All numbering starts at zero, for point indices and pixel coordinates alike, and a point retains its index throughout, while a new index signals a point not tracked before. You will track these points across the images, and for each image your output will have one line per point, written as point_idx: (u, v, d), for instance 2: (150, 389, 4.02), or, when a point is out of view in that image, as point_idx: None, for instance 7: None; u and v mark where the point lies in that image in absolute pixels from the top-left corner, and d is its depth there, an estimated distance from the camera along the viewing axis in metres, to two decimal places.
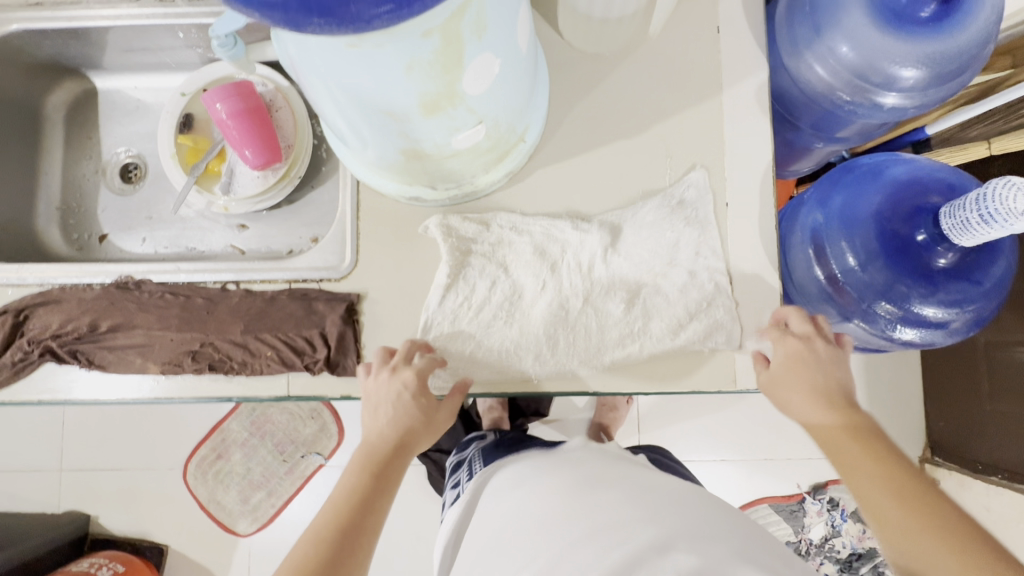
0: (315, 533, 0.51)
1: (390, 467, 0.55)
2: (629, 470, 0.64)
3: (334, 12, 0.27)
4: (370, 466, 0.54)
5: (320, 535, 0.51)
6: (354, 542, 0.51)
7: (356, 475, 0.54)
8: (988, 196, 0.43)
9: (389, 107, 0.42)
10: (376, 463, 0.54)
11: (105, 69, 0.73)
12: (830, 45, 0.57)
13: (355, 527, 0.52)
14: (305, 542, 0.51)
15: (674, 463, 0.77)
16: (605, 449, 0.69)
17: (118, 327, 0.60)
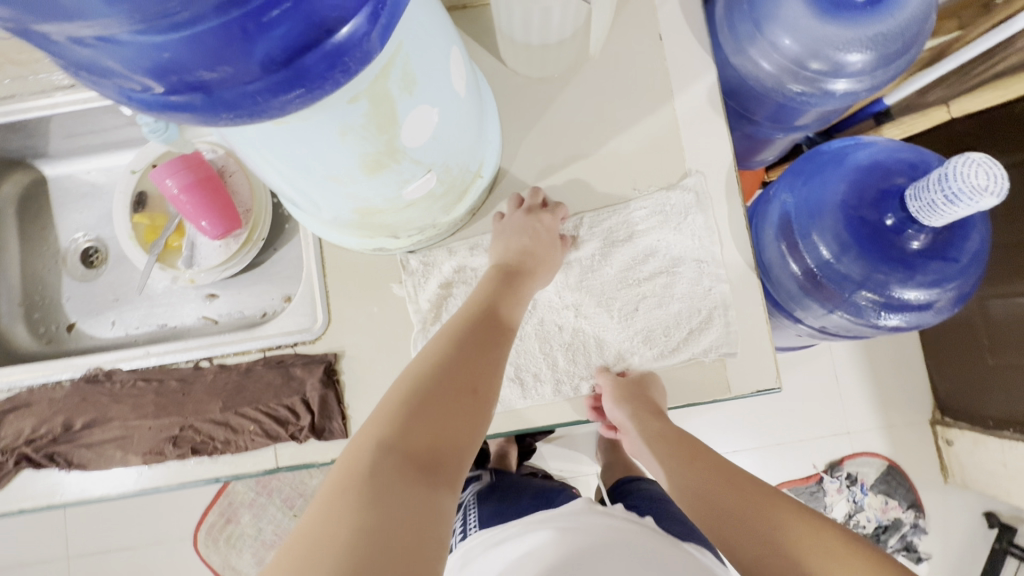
0: (412, 370, 0.44)
1: (498, 328, 0.50)
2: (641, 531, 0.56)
3: (242, 105, 0.25)
4: (475, 320, 0.50)
5: (423, 372, 0.44)
6: (473, 381, 0.44)
7: (459, 329, 0.49)
8: (950, 175, 0.42)
9: (333, 172, 0.40)
10: (482, 321, 0.50)
11: (52, 155, 0.72)
12: (773, 38, 0.57)
13: (472, 368, 0.45)
14: (400, 391, 0.42)
15: (681, 508, 0.75)
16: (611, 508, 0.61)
17: (93, 422, 0.58)
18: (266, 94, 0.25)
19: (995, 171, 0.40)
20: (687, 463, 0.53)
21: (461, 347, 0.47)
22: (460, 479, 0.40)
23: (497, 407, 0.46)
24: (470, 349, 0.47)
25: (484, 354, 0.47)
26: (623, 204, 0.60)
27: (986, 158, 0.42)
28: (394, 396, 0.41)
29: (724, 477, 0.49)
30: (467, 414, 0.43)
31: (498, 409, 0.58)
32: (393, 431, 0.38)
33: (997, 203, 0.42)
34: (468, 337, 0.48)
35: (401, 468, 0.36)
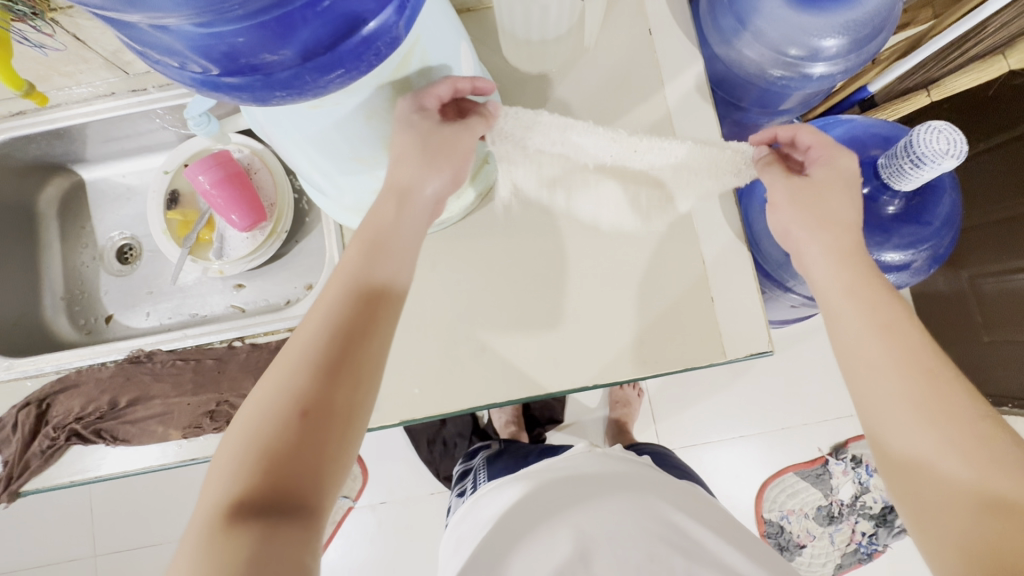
0: (269, 387, 0.41)
1: (363, 323, 0.44)
2: (625, 463, 0.66)
3: (293, 84, 0.30)
4: (328, 317, 0.44)
5: (277, 393, 0.41)
6: (308, 403, 0.40)
7: (317, 331, 0.43)
8: (915, 142, 0.47)
9: (358, 153, 0.46)
10: (346, 321, 0.44)
11: (90, 161, 0.78)
12: (754, 29, 0.62)
13: (313, 388, 0.41)
14: (243, 429, 0.40)
15: (677, 459, 0.78)
16: (609, 450, 0.69)
17: (137, 400, 0.63)
18: (314, 74, 0.30)
19: (954, 136, 0.45)
20: (914, 371, 0.41)
21: (312, 361, 0.42)
22: (324, 508, 0.39)
23: (365, 410, 0.42)
24: (328, 356, 0.42)
25: (340, 364, 0.42)
26: (621, 186, 0.64)
27: (947, 125, 0.46)
28: (226, 451, 0.40)
29: (929, 414, 0.40)
30: (329, 439, 0.40)
31: (511, 379, 0.62)
32: (259, 483, 0.37)
33: (958, 164, 0.46)
34: (332, 338, 0.42)
35: (245, 511, 0.36)
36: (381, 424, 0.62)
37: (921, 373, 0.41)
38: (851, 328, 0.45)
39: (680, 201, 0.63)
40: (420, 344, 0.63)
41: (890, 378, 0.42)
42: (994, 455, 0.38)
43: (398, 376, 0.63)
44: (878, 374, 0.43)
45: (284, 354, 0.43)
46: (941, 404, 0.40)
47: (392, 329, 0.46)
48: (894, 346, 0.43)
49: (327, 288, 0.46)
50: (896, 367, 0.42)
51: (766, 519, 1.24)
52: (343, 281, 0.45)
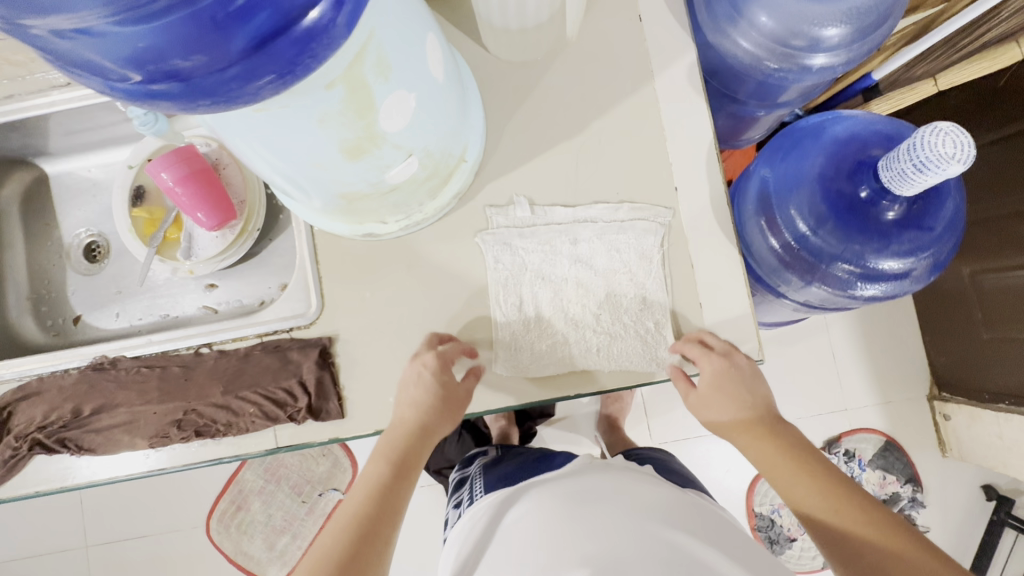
0: (326, 545, 0.54)
1: (402, 478, 0.59)
2: (627, 473, 0.65)
3: (218, 93, 0.27)
4: (396, 445, 0.59)
5: (336, 538, 0.55)
6: (357, 564, 0.53)
7: (375, 474, 0.59)
8: (919, 144, 0.43)
9: (315, 159, 0.42)
10: (386, 482, 0.58)
11: (52, 154, 0.74)
12: (751, 16, 0.57)
13: (383, 483, 0.58)
14: (320, 547, 0.54)
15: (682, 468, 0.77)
16: (613, 460, 0.68)
17: (101, 408, 0.60)
18: (242, 79, 0.27)
19: (961, 139, 0.41)
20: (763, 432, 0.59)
21: (355, 520, 0.56)
22: None
23: (402, 512, 0.58)
24: (396, 471, 0.58)
25: (383, 513, 0.56)
26: (607, 185, 0.61)
27: (953, 127, 0.42)
28: (304, 566, 0.53)
29: (803, 480, 0.55)
30: (368, 554, 0.54)
31: (489, 386, 0.60)
32: None
33: (964, 169, 0.42)
34: (375, 497, 0.57)
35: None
36: (355, 433, 0.60)
37: (771, 464, 0.57)
38: (738, 426, 0.60)
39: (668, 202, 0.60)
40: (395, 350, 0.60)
41: (802, 479, 0.56)
42: (837, 486, 0.54)
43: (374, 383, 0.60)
44: (772, 468, 0.58)
45: (348, 500, 0.58)
46: (809, 483, 0.55)
47: (410, 489, 0.60)
48: (805, 480, 0.55)
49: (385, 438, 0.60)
50: (767, 459, 0.58)
51: (757, 513, 1.24)
52: (378, 455, 0.59)
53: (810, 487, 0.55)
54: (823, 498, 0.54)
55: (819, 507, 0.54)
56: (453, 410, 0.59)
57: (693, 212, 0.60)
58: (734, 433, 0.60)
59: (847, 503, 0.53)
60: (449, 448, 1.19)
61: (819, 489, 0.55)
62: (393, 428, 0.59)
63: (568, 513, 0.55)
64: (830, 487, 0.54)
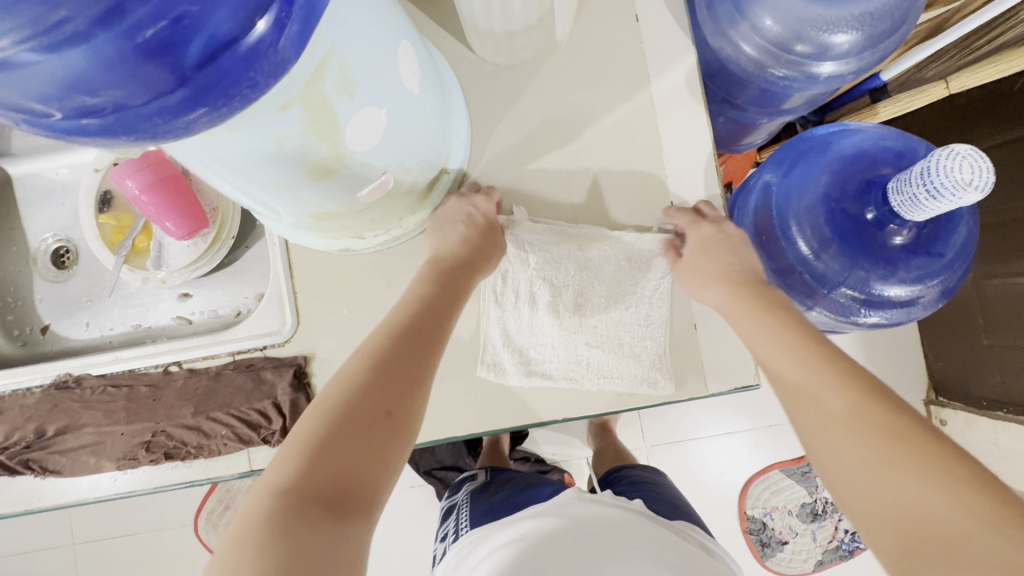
0: (346, 378, 0.42)
1: (423, 348, 0.46)
2: (613, 508, 0.59)
3: (141, 127, 0.24)
4: (411, 311, 0.48)
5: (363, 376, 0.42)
6: (392, 404, 0.41)
7: (417, 290, 0.50)
8: (933, 169, 0.40)
9: (275, 179, 0.38)
10: (432, 298, 0.49)
11: (15, 154, 0.70)
12: (754, 19, 0.53)
13: (396, 376, 0.43)
14: (315, 413, 0.40)
15: (677, 495, 0.74)
16: (600, 494, 0.64)
17: (65, 429, 0.57)
18: (169, 114, 0.23)
19: (980, 164, 0.38)
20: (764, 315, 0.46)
21: (383, 360, 0.43)
22: (374, 507, 0.38)
23: (419, 423, 0.43)
24: (410, 335, 0.46)
25: (424, 334, 0.47)
26: (600, 198, 0.57)
27: (971, 150, 0.39)
28: (295, 439, 0.39)
29: (817, 385, 0.41)
30: (387, 428, 0.41)
31: (473, 408, 0.57)
32: (304, 472, 0.36)
33: (982, 197, 0.40)
34: (425, 310, 0.48)
35: (314, 489, 0.36)
36: None
37: (790, 352, 0.43)
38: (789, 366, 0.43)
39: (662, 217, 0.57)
40: None
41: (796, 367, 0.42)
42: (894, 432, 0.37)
43: None
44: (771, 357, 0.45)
45: (371, 336, 0.46)
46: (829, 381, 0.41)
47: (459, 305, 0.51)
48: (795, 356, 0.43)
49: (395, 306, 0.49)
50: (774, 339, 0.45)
51: (750, 516, 1.23)
52: (426, 277, 0.51)
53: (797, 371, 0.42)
54: (829, 420, 0.39)
55: (838, 433, 0.39)
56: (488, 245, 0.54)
57: None
58: (768, 352, 0.45)
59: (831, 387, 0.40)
60: (439, 449, 1.18)
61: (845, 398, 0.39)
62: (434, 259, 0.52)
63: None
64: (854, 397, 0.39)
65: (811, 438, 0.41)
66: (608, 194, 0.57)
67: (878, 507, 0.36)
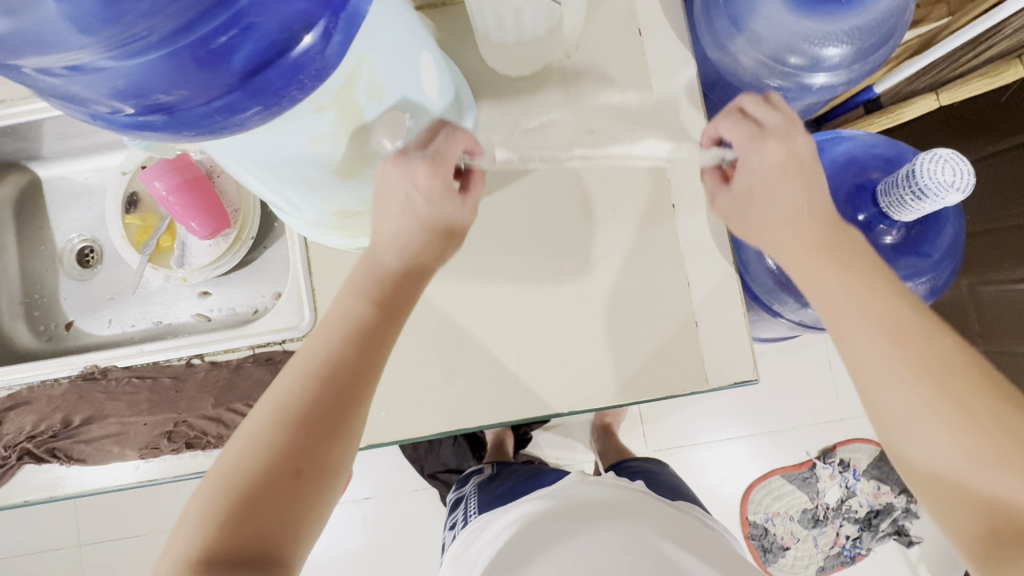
0: (263, 431, 0.41)
1: (338, 391, 0.43)
2: (616, 489, 0.63)
3: (201, 124, 0.26)
4: (334, 344, 0.44)
5: (270, 433, 0.41)
6: (302, 462, 0.40)
7: (347, 306, 0.46)
8: (918, 172, 0.43)
9: (305, 177, 0.41)
10: (365, 324, 0.45)
11: (46, 157, 0.73)
12: (751, 33, 0.57)
13: (303, 430, 0.41)
14: (224, 471, 0.40)
15: (674, 478, 0.76)
16: (603, 479, 0.66)
17: (91, 419, 0.60)
18: (224, 113, 0.26)
19: (961, 167, 0.41)
20: (858, 299, 0.43)
21: (300, 415, 0.42)
22: (293, 564, 0.39)
23: (339, 474, 0.42)
24: (325, 376, 0.43)
25: (348, 378, 0.43)
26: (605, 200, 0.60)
27: (953, 154, 0.42)
28: (205, 498, 0.40)
29: (931, 389, 0.40)
30: (297, 485, 0.40)
31: (483, 401, 0.59)
32: (210, 541, 0.37)
33: (963, 198, 0.42)
34: (353, 342, 0.44)
35: (216, 560, 0.36)
36: None
37: (894, 348, 0.41)
38: (889, 363, 0.41)
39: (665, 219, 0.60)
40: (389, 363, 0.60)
41: (909, 367, 0.41)
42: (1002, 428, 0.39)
43: None
44: (872, 351, 0.42)
45: (292, 377, 0.44)
46: (940, 381, 0.40)
47: (393, 330, 0.46)
48: (894, 347, 0.41)
49: (316, 339, 0.46)
50: (884, 330, 0.42)
51: (751, 521, 1.24)
52: (361, 291, 0.46)
53: (899, 376, 0.41)
54: (935, 413, 0.40)
55: (940, 423, 0.40)
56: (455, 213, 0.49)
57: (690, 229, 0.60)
58: (865, 354, 0.42)
59: (935, 391, 0.40)
60: (444, 452, 1.19)
61: (949, 408, 0.40)
62: (371, 261, 0.48)
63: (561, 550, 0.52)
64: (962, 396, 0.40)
65: (903, 425, 0.41)
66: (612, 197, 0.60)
67: (974, 492, 0.39)
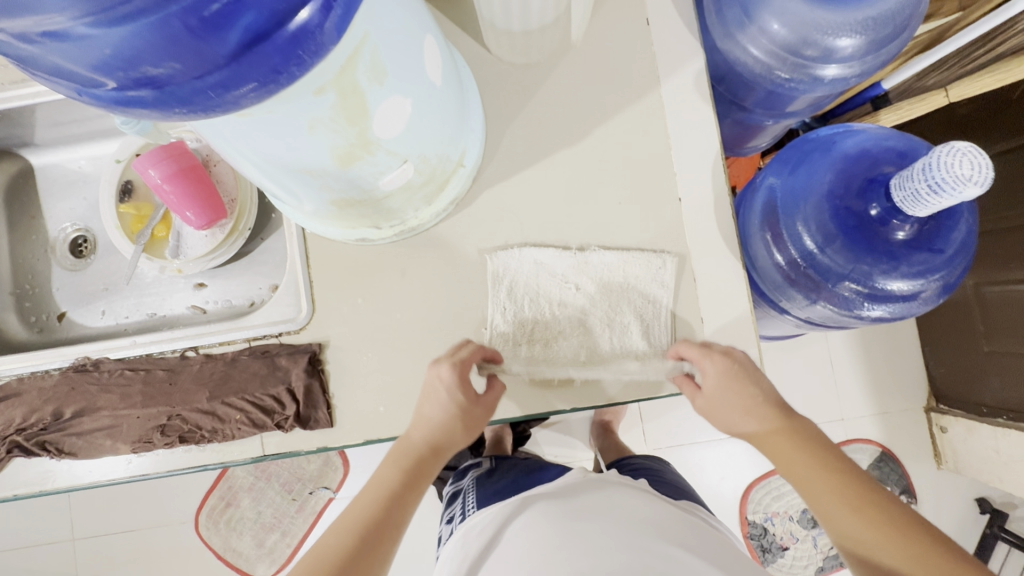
0: (341, 540, 0.53)
1: (379, 518, 0.54)
2: (616, 483, 0.64)
3: (195, 101, 0.25)
4: (373, 501, 0.55)
5: (318, 565, 0.51)
6: (355, 568, 0.51)
7: (396, 462, 0.57)
8: (935, 165, 0.42)
9: (303, 164, 0.40)
10: (409, 462, 0.56)
11: (38, 144, 0.72)
12: (762, 23, 0.56)
13: (346, 555, 0.52)
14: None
15: (675, 476, 0.75)
16: (604, 475, 0.66)
17: (83, 411, 0.58)
18: (219, 89, 0.25)
19: (980, 161, 0.40)
20: (801, 454, 0.54)
21: (341, 559, 0.51)
22: None
23: None
24: (364, 530, 0.53)
25: (412, 476, 0.56)
26: (610, 194, 0.59)
27: (971, 148, 0.41)
28: None
29: (866, 529, 0.50)
30: None
31: (483, 397, 0.58)
32: None
33: (981, 192, 0.41)
34: (387, 466, 0.57)
35: None
36: (343, 444, 0.58)
37: (845, 497, 0.51)
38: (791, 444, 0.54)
39: (671, 213, 0.58)
40: (388, 357, 0.59)
41: (839, 502, 0.51)
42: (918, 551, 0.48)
43: (365, 391, 0.59)
44: (821, 507, 0.52)
45: (376, 468, 0.57)
46: (874, 515, 0.50)
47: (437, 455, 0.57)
48: (826, 486, 0.52)
49: (361, 494, 0.57)
50: (837, 508, 0.51)
51: (750, 520, 1.23)
52: (391, 460, 0.56)
53: (844, 520, 0.51)
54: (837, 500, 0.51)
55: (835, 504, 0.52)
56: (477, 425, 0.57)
57: (698, 223, 0.58)
58: (820, 493, 0.52)
59: (875, 532, 0.49)
60: None
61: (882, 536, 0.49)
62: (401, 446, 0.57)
63: (561, 526, 0.54)
64: (863, 496, 0.51)
65: (850, 539, 0.50)
66: (618, 190, 0.59)
67: None
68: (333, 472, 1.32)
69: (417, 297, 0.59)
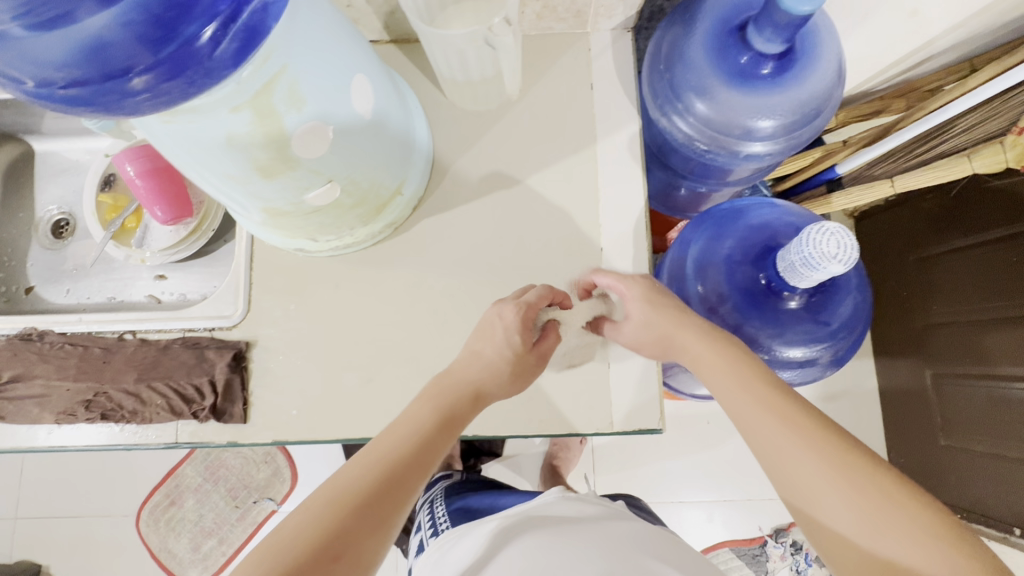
0: (325, 505, 0.40)
1: (411, 479, 0.44)
2: (601, 510, 0.63)
3: (96, 103, 0.30)
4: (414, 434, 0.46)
5: (324, 513, 0.40)
6: (340, 547, 0.39)
7: (419, 413, 0.48)
8: (806, 242, 0.45)
9: (226, 172, 0.44)
10: (428, 432, 0.46)
11: (42, 133, 0.79)
12: (688, 101, 0.61)
13: (349, 524, 0.39)
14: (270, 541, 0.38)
15: (643, 511, 0.81)
16: (583, 496, 0.66)
17: (18, 377, 0.62)
18: (116, 95, 0.30)
19: (845, 241, 0.43)
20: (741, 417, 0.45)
21: (357, 499, 0.41)
22: None
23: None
24: (391, 472, 0.43)
25: (403, 478, 0.43)
26: (538, 235, 0.63)
27: (840, 228, 0.44)
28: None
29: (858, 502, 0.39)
30: (358, 545, 0.39)
31: (392, 412, 0.61)
32: None
33: (846, 271, 0.44)
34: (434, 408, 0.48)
35: None
36: (255, 440, 0.61)
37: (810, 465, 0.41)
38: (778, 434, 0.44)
39: (593, 260, 0.62)
40: (310, 362, 0.62)
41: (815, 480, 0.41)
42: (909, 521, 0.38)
43: (282, 393, 0.61)
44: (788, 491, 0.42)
45: (355, 464, 0.43)
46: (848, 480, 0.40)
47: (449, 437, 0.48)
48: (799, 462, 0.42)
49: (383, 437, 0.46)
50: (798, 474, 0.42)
51: None
52: (430, 398, 0.49)
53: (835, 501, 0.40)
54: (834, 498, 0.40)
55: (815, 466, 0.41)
56: (525, 376, 0.53)
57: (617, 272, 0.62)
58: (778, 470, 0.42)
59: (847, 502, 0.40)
60: None
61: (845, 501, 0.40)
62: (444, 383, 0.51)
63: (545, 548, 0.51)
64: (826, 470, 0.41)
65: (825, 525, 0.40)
66: (546, 232, 0.63)
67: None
68: (281, 484, 1.32)
69: (346, 308, 0.63)
